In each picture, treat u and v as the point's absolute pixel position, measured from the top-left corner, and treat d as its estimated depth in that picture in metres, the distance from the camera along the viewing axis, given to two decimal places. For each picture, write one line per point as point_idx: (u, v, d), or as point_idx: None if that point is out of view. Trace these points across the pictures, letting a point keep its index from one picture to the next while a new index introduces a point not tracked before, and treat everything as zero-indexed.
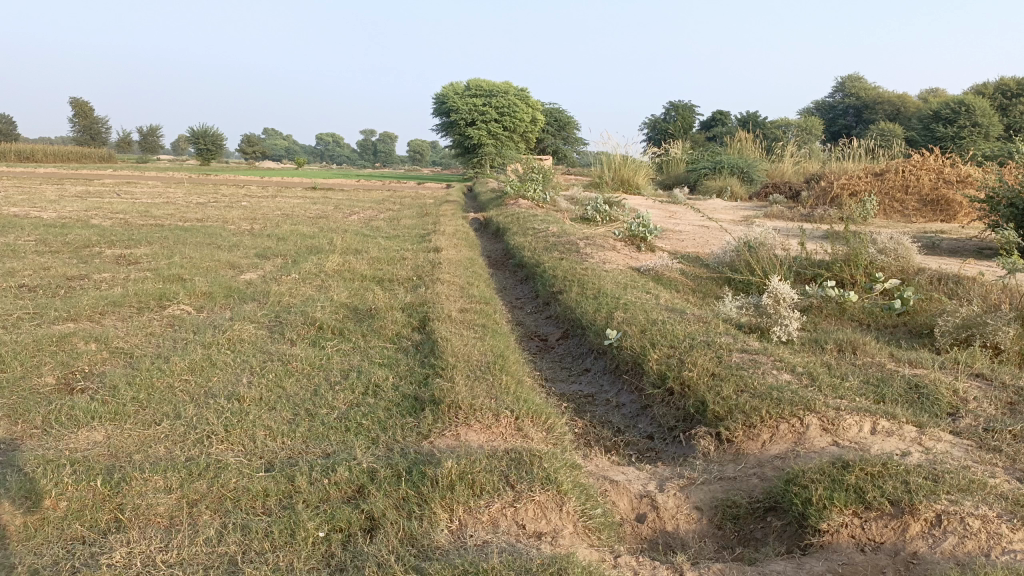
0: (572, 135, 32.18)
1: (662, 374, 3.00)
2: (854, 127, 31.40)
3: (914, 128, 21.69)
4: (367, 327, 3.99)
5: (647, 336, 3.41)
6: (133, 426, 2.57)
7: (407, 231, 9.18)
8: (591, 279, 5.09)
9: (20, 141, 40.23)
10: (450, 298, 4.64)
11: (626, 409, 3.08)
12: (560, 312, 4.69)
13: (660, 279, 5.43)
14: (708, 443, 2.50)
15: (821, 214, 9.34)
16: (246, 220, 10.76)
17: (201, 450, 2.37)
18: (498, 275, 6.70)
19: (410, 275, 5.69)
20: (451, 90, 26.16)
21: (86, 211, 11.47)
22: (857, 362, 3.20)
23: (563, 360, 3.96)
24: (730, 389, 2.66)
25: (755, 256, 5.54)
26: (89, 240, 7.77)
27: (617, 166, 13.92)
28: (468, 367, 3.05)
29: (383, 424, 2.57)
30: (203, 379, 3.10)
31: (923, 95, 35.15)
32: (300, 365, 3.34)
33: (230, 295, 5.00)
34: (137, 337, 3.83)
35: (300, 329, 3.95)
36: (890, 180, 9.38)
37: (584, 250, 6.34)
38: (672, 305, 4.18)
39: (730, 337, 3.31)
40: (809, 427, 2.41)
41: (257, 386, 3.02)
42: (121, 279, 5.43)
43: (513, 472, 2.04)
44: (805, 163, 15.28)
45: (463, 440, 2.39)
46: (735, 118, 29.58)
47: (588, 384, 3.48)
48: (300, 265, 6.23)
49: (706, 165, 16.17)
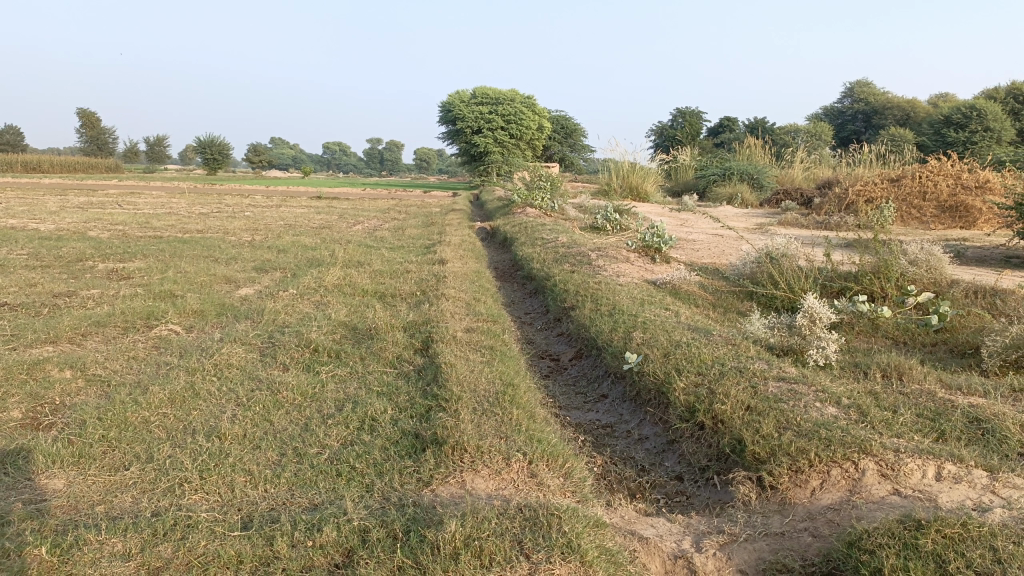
0: (579, 143, 31.97)
1: (690, 405, 2.70)
2: (863, 132, 31.02)
3: (924, 133, 21.35)
4: (366, 350, 3.70)
5: (670, 360, 3.10)
6: (96, 473, 2.28)
7: (411, 242, 8.90)
8: (605, 294, 4.79)
9: (27, 151, 40.32)
10: (454, 316, 4.35)
11: (650, 443, 2.79)
12: (572, 330, 4.39)
13: (678, 294, 5.12)
14: (748, 489, 2.20)
15: (838, 222, 9.04)
16: (247, 231, 10.51)
17: (170, 504, 2.08)
18: (506, 288, 6.41)
19: (414, 289, 5.40)
20: (457, 97, 25.98)
21: (85, 223, 11.26)
22: (904, 391, 2.88)
23: (577, 384, 3.67)
24: (771, 426, 2.35)
25: (778, 268, 5.23)
26: (83, 253, 7.52)
27: (626, 173, 13.63)
28: (473, 399, 2.75)
29: (379, 468, 2.28)
30: (183, 413, 2.82)
31: (932, 100, 34.82)
32: (291, 395, 3.04)
33: (223, 313, 4.73)
34: (117, 362, 3.55)
35: (293, 352, 3.66)
36: (907, 186, 8.95)
37: (596, 262, 6.04)
38: (694, 324, 3.87)
39: (764, 362, 2.99)
40: (865, 473, 2.12)
41: (240, 420, 2.73)
42: (111, 296, 5.17)
43: (529, 537, 1.74)
44: (817, 169, 14.95)
45: (470, 489, 2.09)
46: (743, 124, 29.26)
47: (606, 414, 3.19)
48: (299, 279, 5.95)
49: (715, 171, 15.87)
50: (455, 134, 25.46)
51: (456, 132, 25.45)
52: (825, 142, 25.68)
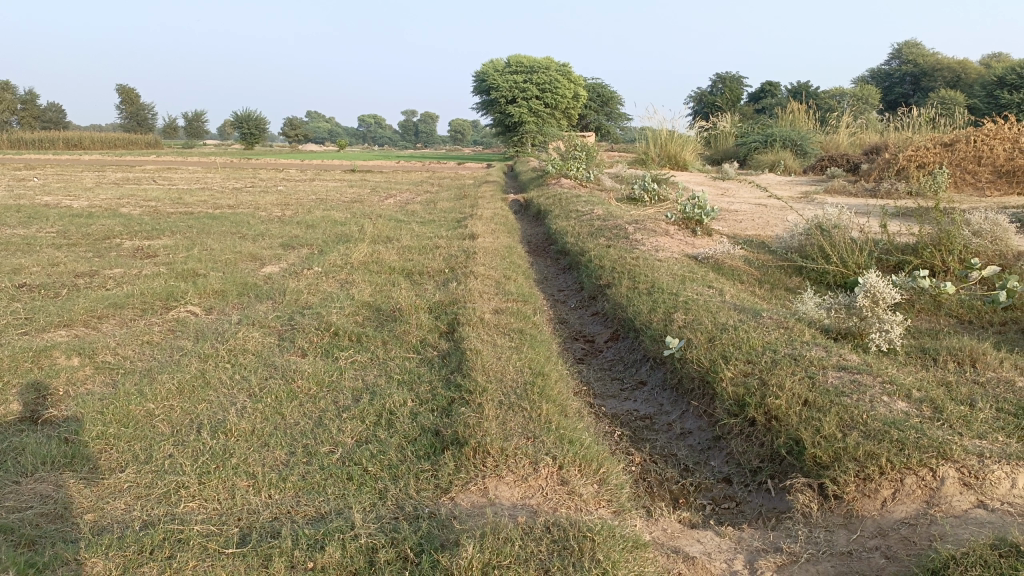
0: (615, 111, 31.35)
1: (738, 398, 2.43)
2: (910, 95, 29.87)
3: (976, 95, 20.41)
4: (388, 333, 3.50)
5: (716, 345, 2.82)
6: (89, 477, 2.11)
7: (443, 216, 8.67)
8: (643, 270, 4.51)
9: (68, 128, 40.96)
10: (483, 296, 4.10)
11: (694, 438, 2.54)
12: (608, 310, 4.13)
13: (721, 269, 4.82)
14: (807, 498, 1.94)
15: (889, 189, 8.60)
16: (278, 205, 10.39)
17: (162, 513, 1.89)
18: (539, 264, 6.16)
19: (443, 266, 5.18)
20: (491, 66, 25.56)
21: (119, 199, 11.25)
22: (980, 380, 2.58)
23: (613, 369, 3.43)
24: (833, 425, 2.08)
25: (829, 240, 4.89)
26: (112, 230, 7.44)
27: (663, 142, 13.21)
28: (500, 390, 2.53)
29: (393, 471, 2.06)
30: (190, 406, 2.63)
31: (984, 61, 33.41)
32: (306, 385, 2.84)
33: (245, 294, 4.56)
34: (129, 347, 3.39)
35: (312, 336, 3.46)
36: (961, 151, 8.40)
37: (633, 235, 5.74)
38: (741, 303, 3.58)
39: (821, 348, 2.71)
40: (944, 481, 1.85)
41: (248, 414, 2.54)
42: (133, 276, 5.04)
43: (557, 565, 1.53)
44: (863, 134, 14.33)
45: (493, 498, 1.87)
46: (785, 89, 28.35)
47: (645, 404, 2.95)
48: (325, 256, 5.77)
49: (756, 138, 15.31)
50: (489, 104, 25.09)
51: (490, 102, 25.07)
52: (871, 106, 24.80)
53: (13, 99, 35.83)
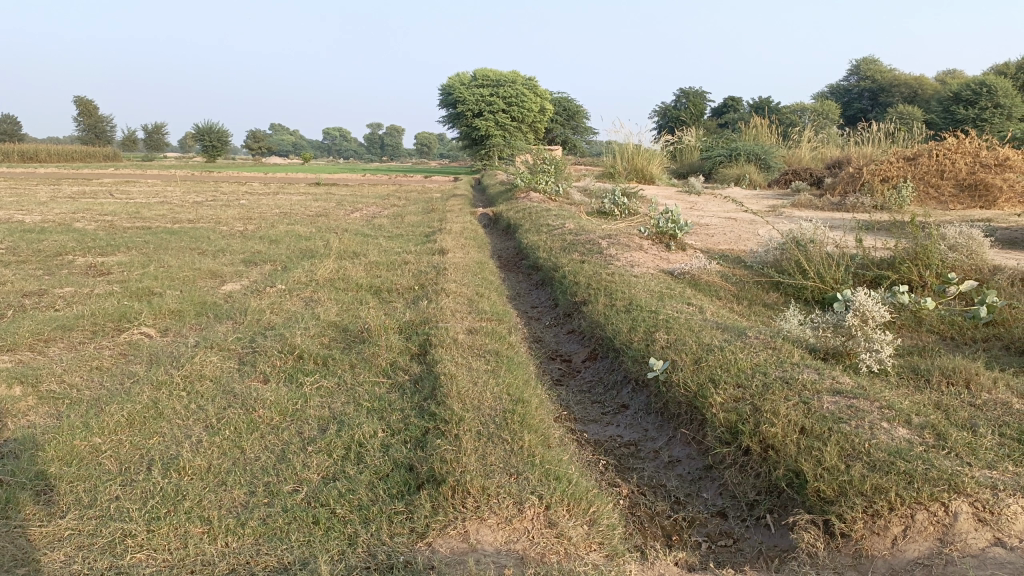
0: (581, 125, 31.46)
1: (730, 425, 2.30)
2: (869, 111, 30.39)
3: (933, 111, 20.77)
4: (356, 356, 3.31)
5: (703, 368, 2.69)
6: (24, 525, 1.90)
7: (410, 230, 8.48)
8: (620, 286, 4.38)
9: (22, 140, 39.97)
10: (455, 315, 3.93)
11: (684, 468, 2.40)
12: (585, 328, 3.98)
13: (698, 285, 4.72)
14: (813, 537, 1.81)
15: (855, 203, 8.64)
16: (240, 220, 10.11)
17: (105, 568, 1.70)
18: (510, 279, 6.01)
19: (412, 283, 5.00)
20: (458, 80, 25.47)
21: (73, 214, 10.88)
22: (977, 401, 2.48)
23: (592, 391, 3.29)
24: (835, 456, 1.96)
25: (805, 255, 4.81)
26: (65, 247, 7.12)
27: (631, 155, 13.18)
28: (478, 420, 2.36)
29: (364, 512, 1.88)
30: (140, 440, 2.43)
31: (939, 77, 34.16)
32: (268, 415, 2.65)
33: (204, 314, 4.34)
34: (77, 374, 3.16)
35: (275, 360, 3.26)
36: (923, 164, 8.52)
37: (606, 250, 5.63)
38: (723, 322, 3.46)
39: (812, 370, 2.59)
40: (957, 517, 1.74)
41: (204, 449, 2.34)
42: (85, 295, 4.79)
43: None
44: (825, 148, 14.46)
45: (475, 544, 1.71)
46: (747, 104, 28.70)
47: (629, 429, 2.81)
48: (289, 273, 5.56)
49: (721, 152, 15.41)
50: (455, 117, 24.97)
51: (456, 116, 24.95)
52: (831, 121, 25.19)
53: None
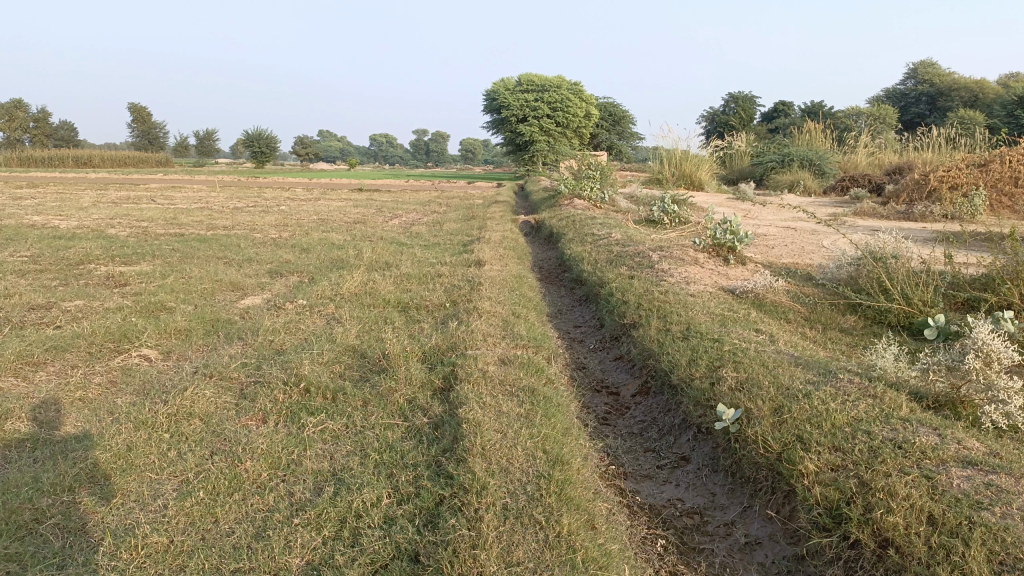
0: (627, 130, 30.85)
1: (830, 505, 1.80)
2: (927, 115, 29.19)
3: (996, 113, 19.69)
4: (370, 391, 2.86)
5: (787, 422, 2.17)
6: None
7: (448, 239, 8.03)
8: (675, 307, 3.87)
9: (76, 145, 40.87)
10: (487, 341, 3.45)
11: (766, 555, 1.90)
12: (635, 357, 3.48)
13: (762, 306, 4.19)
14: None
15: (923, 213, 7.96)
16: (276, 226, 9.82)
17: None
18: (552, 294, 5.53)
19: (444, 300, 4.56)
20: (503, 84, 25.08)
21: (111, 219, 10.71)
22: None
23: (644, 437, 2.79)
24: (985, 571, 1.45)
25: (886, 271, 4.22)
26: (91, 254, 6.85)
27: (679, 161, 12.60)
28: (506, 489, 1.89)
29: None
30: (98, 502, 2.00)
31: (1002, 80, 32.64)
32: (256, 468, 2.20)
33: (214, 333, 3.95)
34: (54, 408, 2.76)
35: (277, 395, 2.82)
36: (996, 170, 7.70)
37: (658, 264, 5.10)
38: (800, 355, 2.92)
39: (928, 430, 2.05)
40: None
41: (169, 518, 1.91)
42: (93, 309, 4.45)
43: None
44: (884, 154, 13.68)
45: None
46: (799, 109, 27.77)
47: (691, 492, 2.30)
48: (314, 286, 5.14)
49: (772, 158, 14.72)
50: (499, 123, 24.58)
51: (500, 121, 24.55)
52: (888, 125, 24.15)
53: (25, 117, 35.52)
